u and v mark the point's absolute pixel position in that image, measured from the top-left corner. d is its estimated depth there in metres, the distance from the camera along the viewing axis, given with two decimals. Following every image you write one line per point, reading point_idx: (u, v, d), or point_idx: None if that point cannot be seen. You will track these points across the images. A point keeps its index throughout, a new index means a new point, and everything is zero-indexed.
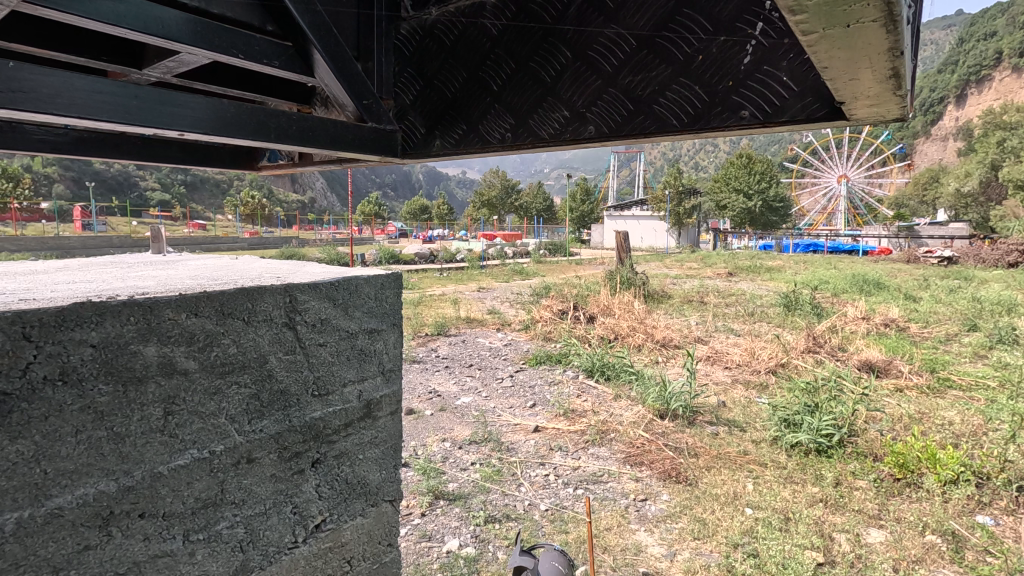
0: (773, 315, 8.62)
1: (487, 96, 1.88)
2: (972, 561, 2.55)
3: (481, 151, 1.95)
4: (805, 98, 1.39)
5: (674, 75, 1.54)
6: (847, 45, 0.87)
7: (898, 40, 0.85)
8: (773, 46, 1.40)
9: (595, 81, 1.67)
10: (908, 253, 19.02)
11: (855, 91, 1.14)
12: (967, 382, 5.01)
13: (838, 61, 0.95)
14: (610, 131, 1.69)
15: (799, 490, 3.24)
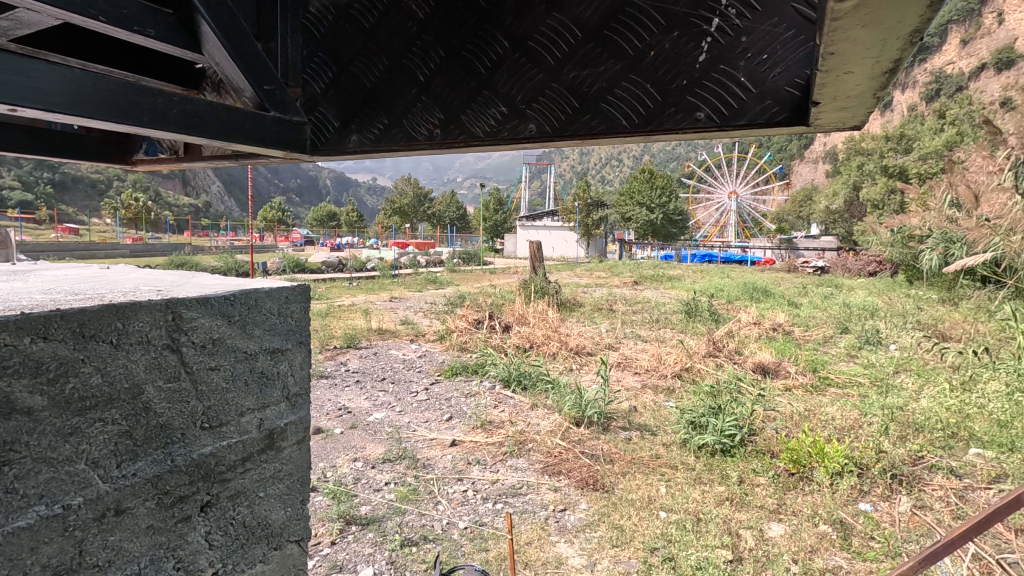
0: (676, 321, 9.12)
1: (413, 88, 1.76)
2: (859, 547, 2.78)
3: (405, 148, 1.83)
4: (764, 99, 1.42)
5: (623, 71, 1.53)
6: (870, 21, 0.99)
7: (913, 24, 1.00)
8: (730, 45, 1.42)
9: (536, 74, 1.62)
10: (789, 262, 20.96)
11: (836, 89, 1.31)
12: (842, 380, 5.54)
13: (847, 46, 1.09)
14: (552, 130, 1.63)
15: (707, 491, 3.39)
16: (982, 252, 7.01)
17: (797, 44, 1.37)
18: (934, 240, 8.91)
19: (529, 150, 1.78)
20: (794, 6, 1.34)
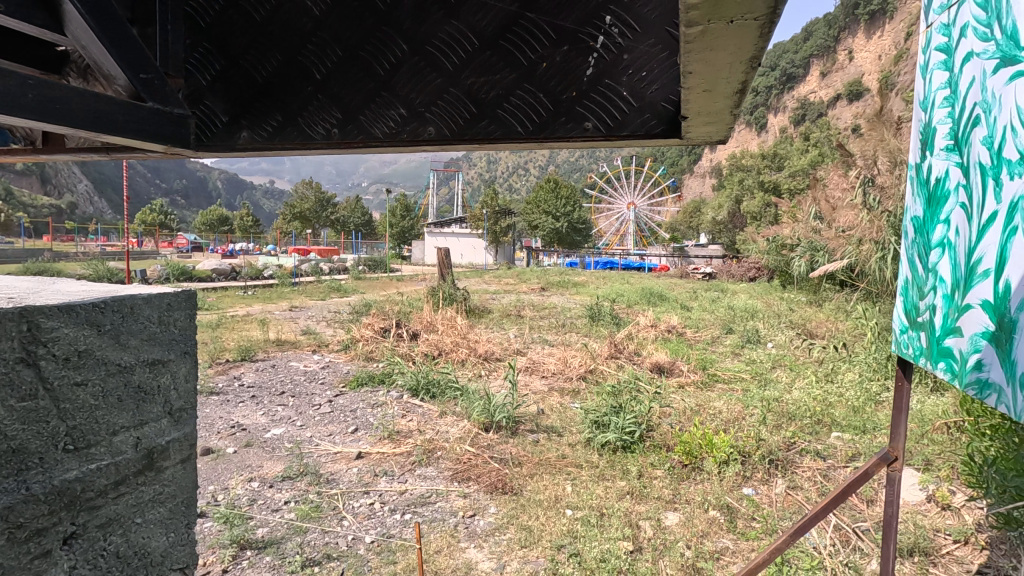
0: (581, 325, 9.46)
1: (309, 85, 1.70)
2: (742, 527, 3.04)
3: (301, 147, 1.76)
4: (643, 113, 1.57)
5: (518, 80, 1.58)
6: (716, 46, 1.11)
7: (750, 54, 1.14)
8: (614, 61, 1.52)
9: (435, 79, 1.62)
10: (682, 269, 22.50)
11: (697, 107, 1.45)
12: (728, 375, 6.04)
13: (700, 66, 1.21)
14: (451, 133, 1.66)
15: (610, 486, 3.55)
16: (839, 259, 7.97)
17: (669, 64, 1.50)
18: (801, 249, 9.98)
19: (431, 151, 1.80)
20: (669, 30, 1.45)
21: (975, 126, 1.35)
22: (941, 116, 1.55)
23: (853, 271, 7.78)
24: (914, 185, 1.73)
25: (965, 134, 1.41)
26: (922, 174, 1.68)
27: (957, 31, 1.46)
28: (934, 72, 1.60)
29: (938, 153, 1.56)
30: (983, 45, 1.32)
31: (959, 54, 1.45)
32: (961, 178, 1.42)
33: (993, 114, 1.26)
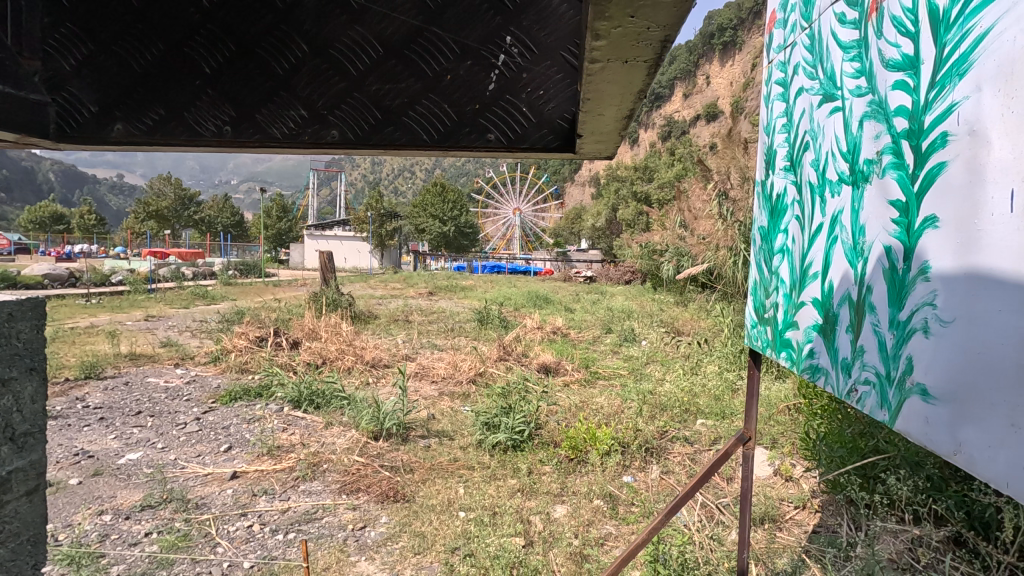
0: (470, 328, 9.54)
1: (196, 78, 1.48)
2: (623, 512, 3.27)
3: (188, 143, 1.58)
4: (542, 129, 1.60)
5: (423, 91, 1.53)
6: (614, 80, 1.21)
7: (647, 86, 1.24)
8: (513, 78, 1.51)
9: (339, 82, 1.51)
10: (565, 273, 23.54)
11: (595, 126, 1.53)
12: (608, 372, 6.45)
13: (601, 95, 1.31)
14: (356, 137, 1.60)
15: (501, 485, 3.63)
16: (701, 263, 8.84)
17: (564, 86, 1.51)
18: (669, 253, 10.92)
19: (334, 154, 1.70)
20: (564, 54, 1.43)
21: (806, 151, 1.59)
22: (780, 141, 1.81)
23: (712, 274, 8.67)
24: (760, 198, 1.99)
25: (798, 157, 1.66)
26: (767, 190, 1.93)
27: (791, 69, 1.71)
28: (775, 103, 1.86)
29: (778, 173, 1.82)
30: (812, 84, 1.57)
31: (793, 88, 1.70)
32: (796, 195, 1.67)
33: (819, 141, 1.50)
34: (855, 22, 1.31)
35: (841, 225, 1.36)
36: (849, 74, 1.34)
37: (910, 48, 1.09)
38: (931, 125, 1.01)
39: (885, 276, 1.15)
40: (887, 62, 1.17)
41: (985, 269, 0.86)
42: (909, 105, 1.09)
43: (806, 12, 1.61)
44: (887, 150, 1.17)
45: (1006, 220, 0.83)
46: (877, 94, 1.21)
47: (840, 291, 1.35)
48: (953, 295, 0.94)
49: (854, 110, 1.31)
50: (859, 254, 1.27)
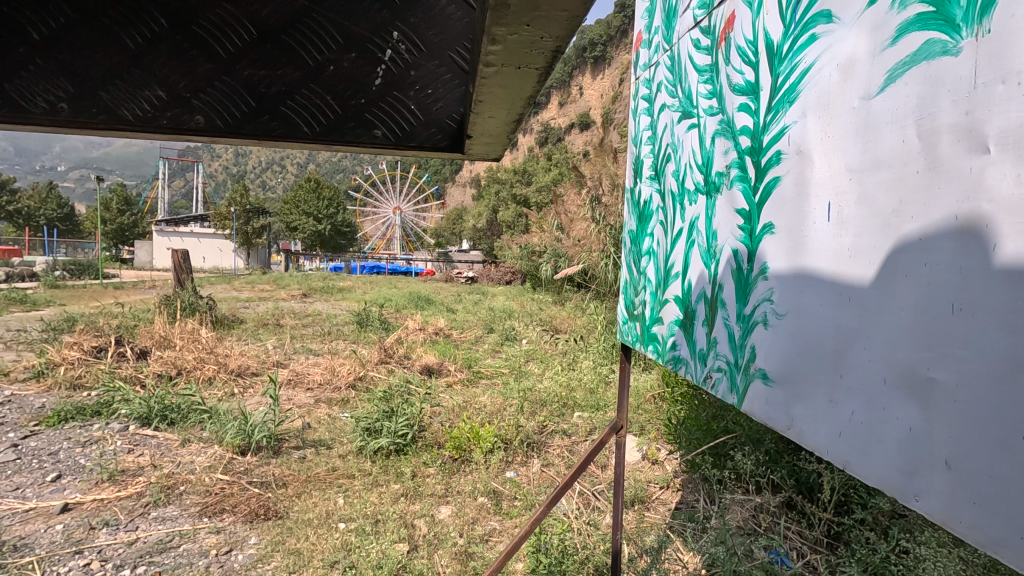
0: (348, 332, 9.15)
1: (22, 45, 1.26)
2: (506, 507, 3.34)
3: (12, 119, 1.36)
4: (430, 127, 1.62)
5: (303, 80, 1.44)
6: (506, 84, 1.23)
7: (534, 91, 1.27)
8: (401, 74, 1.48)
9: (203, 63, 1.36)
10: (446, 273, 23.46)
11: (484, 128, 1.55)
12: (490, 371, 6.55)
13: (491, 98, 1.33)
14: (225, 126, 1.48)
15: (384, 491, 3.54)
16: (576, 264, 9.30)
17: (453, 86, 1.52)
18: (548, 255, 11.34)
19: (198, 141, 1.57)
20: (453, 54, 1.42)
21: (668, 162, 1.75)
22: (646, 152, 1.96)
23: (586, 274, 9.17)
24: (629, 204, 2.15)
25: (661, 168, 1.82)
26: (635, 196, 2.09)
27: (655, 87, 1.87)
28: (641, 116, 2.02)
29: (645, 181, 1.97)
30: (673, 102, 1.72)
31: (657, 104, 1.86)
32: (660, 202, 1.83)
33: (679, 154, 1.66)
34: (707, 49, 1.47)
35: (698, 230, 1.51)
36: (703, 94, 1.50)
37: (753, 75, 1.24)
38: (769, 143, 1.16)
39: (733, 276, 1.31)
40: (733, 87, 1.33)
41: (810, 268, 1.01)
42: (751, 125, 1.24)
43: (668, 36, 1.77)
44: (734, 164, 1.32)
45: (824, 228, 0.98)
46: (725, 114, 1.37)
47: (697, 289, 1.51)
48: (786, 291, 1.08)
49: (707, 126, 1.47)
50: (712, 256, 1.42)
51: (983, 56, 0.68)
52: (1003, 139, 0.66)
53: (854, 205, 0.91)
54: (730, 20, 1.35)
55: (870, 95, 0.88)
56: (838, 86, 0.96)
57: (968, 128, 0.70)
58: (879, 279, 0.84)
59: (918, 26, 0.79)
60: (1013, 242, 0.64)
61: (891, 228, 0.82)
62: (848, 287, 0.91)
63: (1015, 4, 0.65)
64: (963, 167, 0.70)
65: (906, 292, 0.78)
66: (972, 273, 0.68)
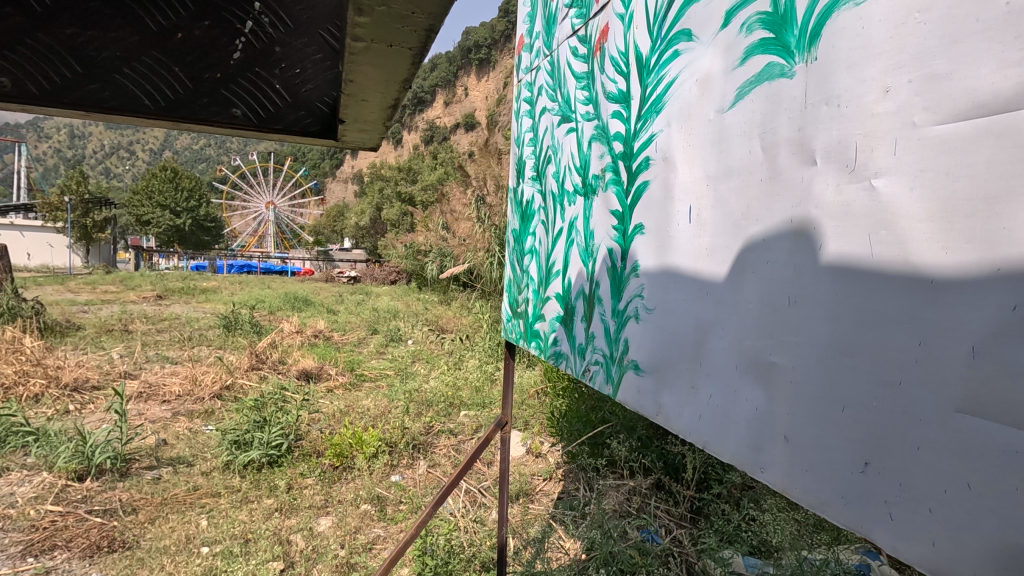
0: (212, 336, 8.33)
1: None
2: (391, 512, 3.25)
3: None
4: (296, 109, 1.62)
5: (144, 46, 1.32)
6: (377, 63, 1.19)
7: (410, 74, 1.24)
8: (265, 49, 1.39)
9: (11, 14, 1.21)
10: (326, 273, 22.29)
11: (357, 111, 1.51)
12: (374, 374, 6.32)
13: (363, 78, 1.28)
14: (50, 93, 1.39)
15: (254, 508, 3.28)
16: (462, 263, 9.30)
17: (324, 65, 1.46)
18: (433, 254, 11.21)
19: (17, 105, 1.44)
20: (323, 32, 1.34)
21: (549, 164, 1.81)
22: (528, 153, 2.01)
23: (472, 273, 9.19)
24: (513, 204, 2.19)
25: (542, 169, 1.88)
26: (518, 196, 2.14)
27: (537, 90, 1.92)
28: (523, 118, 2.06)
29: (527, 181, 2.02)
30: (553, 105, 1.78)
31: (538, 108, 1.92)
32: (541, 202, 1.89)
33: (559, 156, 1.72)
34: (584, 57, 1.54)
35: (576, 229, 1.58)
36: (581, 100, 1.57)
37: (625, 85, 1.32)
38: (639, 149, 1.25)
39: (608, 273, 1.38)
40: (608, 94, 1.41)
41: (675, 265, 1.10)
42: (624, 131, 1.32)
43: (547, 41, 1.83)
44: (609, 168, 1.39)
45: (686, 229, 1.07)
46: (601, 120, 1.44)
47: (576, 286, 1.57)
48: (655, 287, 1.17)
49: (584, 131, 1.54)
50: (590, 254, 1.49)
51: (810, 80, 0.78)
52: (826, 153, 0.75)
53: (711, 208, 1.00)
54: (604, 31, 1.43)
55: (724, 109, 0.97)
56: (697, 99, 1.05)
57: (800, 141, 0.80)
58: (732, 275, 0.93)
59: (761, 49, 0.88)
60: (836, 242, 0.73)
61: (742, 229, 0.91)
62: (707, 282, 1.00)
63: (833, 37, 0.75)
64: (797, 177, 0.80)
65: (754, 286, 0.87)
66: (805, 269, 0.78)
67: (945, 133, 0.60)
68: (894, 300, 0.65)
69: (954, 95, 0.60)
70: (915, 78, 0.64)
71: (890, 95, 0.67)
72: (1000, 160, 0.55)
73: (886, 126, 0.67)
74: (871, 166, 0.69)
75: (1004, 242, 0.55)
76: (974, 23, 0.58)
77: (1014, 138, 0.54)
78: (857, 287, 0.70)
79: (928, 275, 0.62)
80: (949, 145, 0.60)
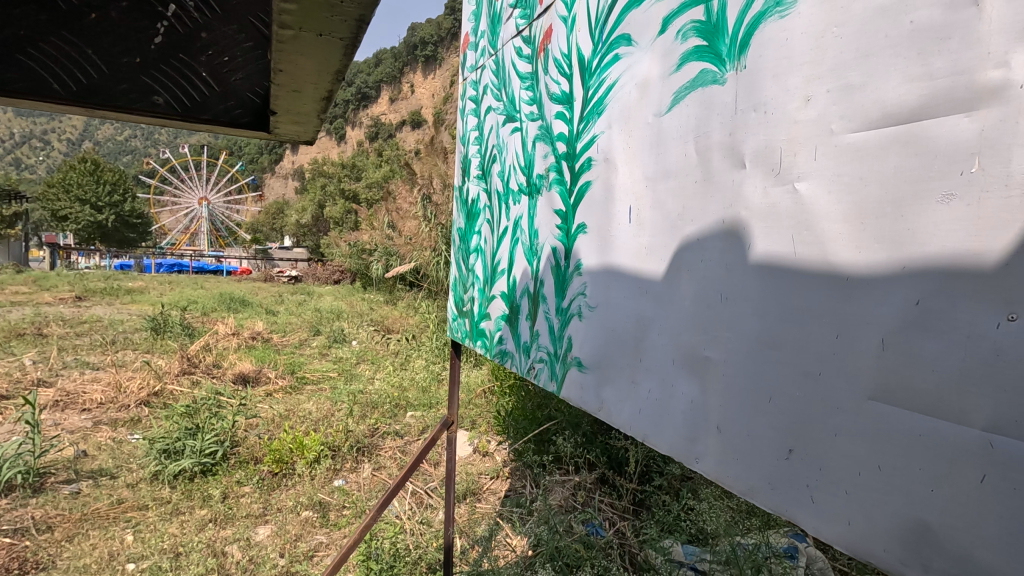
0: (139, 340, 7.83)
1: None
2: (334, 518, 3.16)
3: None
4: (227, 99, 1.54)
5: (53, 26, 1.26)
6: (308, 53, 1.15)
7: (345, 65, 1.21)
8: (189, 35, 1.32)
9: None
10: (265, 273, 21.39)
11: (289, 102, 1.48)
12: (316, 376, 6.12)
13: (294, 67, 1.23)
14: None
15: (186, 520, 3.11)
16: (408, 262, 9.16)
17: (254, 55, 1.39)
18: (378, 254, 10.97)
19: None
20: (253, 22, 1.29)
21: (494, 163, 1.81)
22: (473, 152, 2.01)
23: (418, 273, 9.07)
24: (458, 203, 2.18)
25: (487, 168, 1.88)
26: (463, 195, 2.13)
27: (481, 89, 1.92)
28: (468, 117, 2.06)
29: (472, 180, 2.02)
30: (498, 104, 1.79)
31: (483, 106, 1.92)
32: (486, 201, 1.89)
33: (504, 155, 1.73)
34: (528, 57, 1.55)
35: (521, 228, 1.59)
36: (525, 100, 1.58)
37: (568, 86, 1.34)
38: (582, 149, 1.27)
39: (552, 272, 1.40)
40: (551, 95, 1.43)
41: (615, 264, 1.13)
42: (567, 132, 1.34)
43: (492, 40, 1.83)
44: (553, 168, 1.41)
45: (626, 228, 1.10)
46: (545, 120, 1.46)
47: (521, 285, 1.59)
48: (597, 285, 1.19)
49: (529, 130, 1.55)
50: (535, 253, 1.50)
51: (740, 87, 0.82)
52: (754, 158, 0.79)
53: (650, 208, 1.03)
54: (548, 32, 1.44)
55: (661, 113, 1.01)
56: (636, 102, 1.08)
57: (731, 146, 0.84)
58: (669, 274, 0.96)
59: (696, 56, 0.92)
60: (763, 242, 0.77)
61: (678, 229, 0.95)
62: (646, 281, 1.03)
63: (761, 47, 0.79)
64: (728, 180, 0.84)
65: (689, 284, 0.91)
66: (735, 268, 0.82)
67: (859, 140, 0.65)
68: (814, 296, 0.70)
69: (867, 105, 0.64)
70: (833, 88, 0.68)
71: (811, 103, 0.71)
72: (906, 166, 0.60)
73: (808, 132, 0.71)
74: (795, 170, 0.73)
75: (908, 241, 0.60)
76: (884, 39, 0.62)
77: (917, 146, 0.59)
78: (782, 284, 0.74)
79: (845, 273, 0.66)
80: (862, 152, 0.65)
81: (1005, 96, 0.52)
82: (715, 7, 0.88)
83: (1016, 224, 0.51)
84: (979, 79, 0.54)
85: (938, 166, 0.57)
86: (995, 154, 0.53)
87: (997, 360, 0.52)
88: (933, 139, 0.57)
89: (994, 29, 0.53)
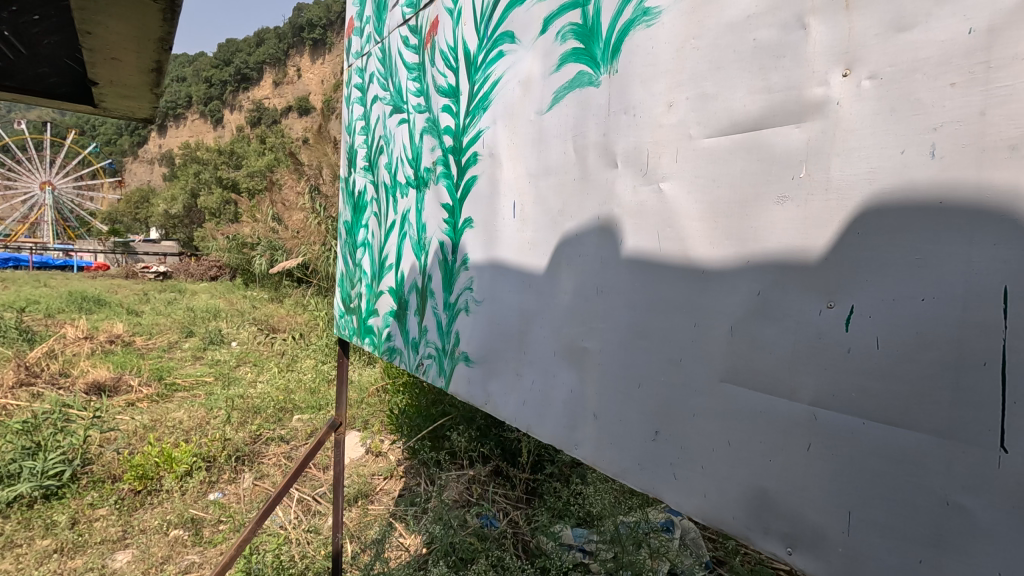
0: None
1: None
2: (209, 535, 2.91)
3: None
4: (38, 62, 1.36)
5: None
6: (123, 16, 1.04)
7: (171, 33, 1.10)
8: None
9: None
10: (127, 268, 19.07)
11: (117, 73, 1.34)
12: (189, 382, 5.56)
13: (112, 32, 1.11)
14: None
15: (24, 552, 2.75)
16: (295, 257, 8.60)
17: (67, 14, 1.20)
18: (260, 248, 10.19)
19: None
20: None
21: (381, 155, 1.76)
22: (359, 142, 1.93)
23: (307, 268, 8.56)
24: (344, 195, 2.09)
25: (374, 159, 1.82)
26: (349, 187, 2.04)
27: (367, 77, 1.85)
28: (354, 106, 1.98)
29: (359, 171, 1.94)
30: (385, 94, 1.73)
31: (369, 96, 1.85)
32: (373, 193, 1.82)
33: (391, 147, 1.68)
34: (415, 48, 1.52)
35: (409, 222, 1.56)
36: (412, 91, 1.55)
37: (454, 80, 1.33)
38: (468, 144, 1.27)
39: (440, 267, 1.39)
40: (438, 88, 1.41)
41: (501, 258, 1.14)
42: (453, 125, 1.33)
43: (378, 27, 1.77)
44: (440, 162, 1.40)
45: (511, 223, 1.11)
46: (432, 113, 1.44)
47: (409, 281, 1.55)
48: (483, 279, 1.20)
49: (415, 122, 1.52)
50: (422, 248, 1.48)
51: (613, 90, 0.87)
52: (625, 158, 0.84)
53: (532, 204, 1.05)
54: (434, 23, 1.42)
55: (542, 111, 1.03)
56: (519, 99, 1.10)
57: (604, 146, 0.88)
58: (551, 268, 0.99)
59: (574, 58, 0.95)
60: (633, 238, 0.82)
61: (559, 224, 0.98)
62: (529, 275, 1.05)
63: (630, 53, 0.83)
64: (604, 178, 0.88)
65: (569, 278, 0.95)
66: (610, 262, 0.86)
67: (713, 145, 0.71)
68: (676, 289, 0.75)
69: (719, 113, 0.70)
70: (691, 96, 0.74)
71: (673, 109, 0.76)
72: (750, 170, 0.66)
73: (671, 136, 0.77)
74: (659, 171, 0.78)
75: (752, 238, 0.66)
76: (732, 53, 0.69)
77: (759, 152, 0.65)
78: (650, 278, 0.79)
79: (702, 266, 0.72)
80: (714, 156, 0.70)
81: (825, 110, 0.59)
82: (591, 12, 0.91)
83: (834, 224, 0.59)
84: (806, 95, 0.61)
85: (775, 171, 0.63)
86: (818, 162, 0.60)
87: (820, 342, 0.60)
88: (771, 146, 0.64)
89: (817, 50, 0.60)
